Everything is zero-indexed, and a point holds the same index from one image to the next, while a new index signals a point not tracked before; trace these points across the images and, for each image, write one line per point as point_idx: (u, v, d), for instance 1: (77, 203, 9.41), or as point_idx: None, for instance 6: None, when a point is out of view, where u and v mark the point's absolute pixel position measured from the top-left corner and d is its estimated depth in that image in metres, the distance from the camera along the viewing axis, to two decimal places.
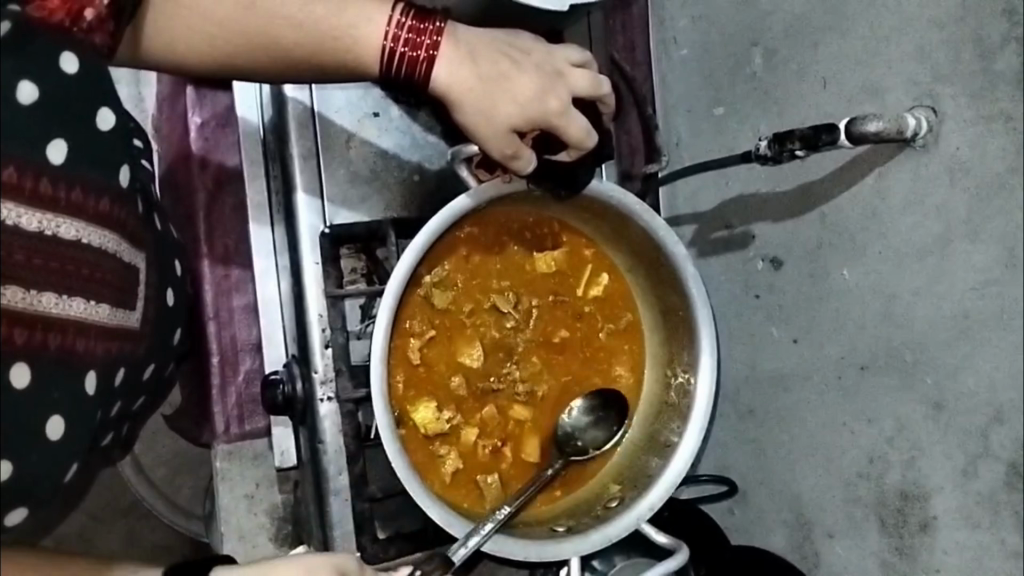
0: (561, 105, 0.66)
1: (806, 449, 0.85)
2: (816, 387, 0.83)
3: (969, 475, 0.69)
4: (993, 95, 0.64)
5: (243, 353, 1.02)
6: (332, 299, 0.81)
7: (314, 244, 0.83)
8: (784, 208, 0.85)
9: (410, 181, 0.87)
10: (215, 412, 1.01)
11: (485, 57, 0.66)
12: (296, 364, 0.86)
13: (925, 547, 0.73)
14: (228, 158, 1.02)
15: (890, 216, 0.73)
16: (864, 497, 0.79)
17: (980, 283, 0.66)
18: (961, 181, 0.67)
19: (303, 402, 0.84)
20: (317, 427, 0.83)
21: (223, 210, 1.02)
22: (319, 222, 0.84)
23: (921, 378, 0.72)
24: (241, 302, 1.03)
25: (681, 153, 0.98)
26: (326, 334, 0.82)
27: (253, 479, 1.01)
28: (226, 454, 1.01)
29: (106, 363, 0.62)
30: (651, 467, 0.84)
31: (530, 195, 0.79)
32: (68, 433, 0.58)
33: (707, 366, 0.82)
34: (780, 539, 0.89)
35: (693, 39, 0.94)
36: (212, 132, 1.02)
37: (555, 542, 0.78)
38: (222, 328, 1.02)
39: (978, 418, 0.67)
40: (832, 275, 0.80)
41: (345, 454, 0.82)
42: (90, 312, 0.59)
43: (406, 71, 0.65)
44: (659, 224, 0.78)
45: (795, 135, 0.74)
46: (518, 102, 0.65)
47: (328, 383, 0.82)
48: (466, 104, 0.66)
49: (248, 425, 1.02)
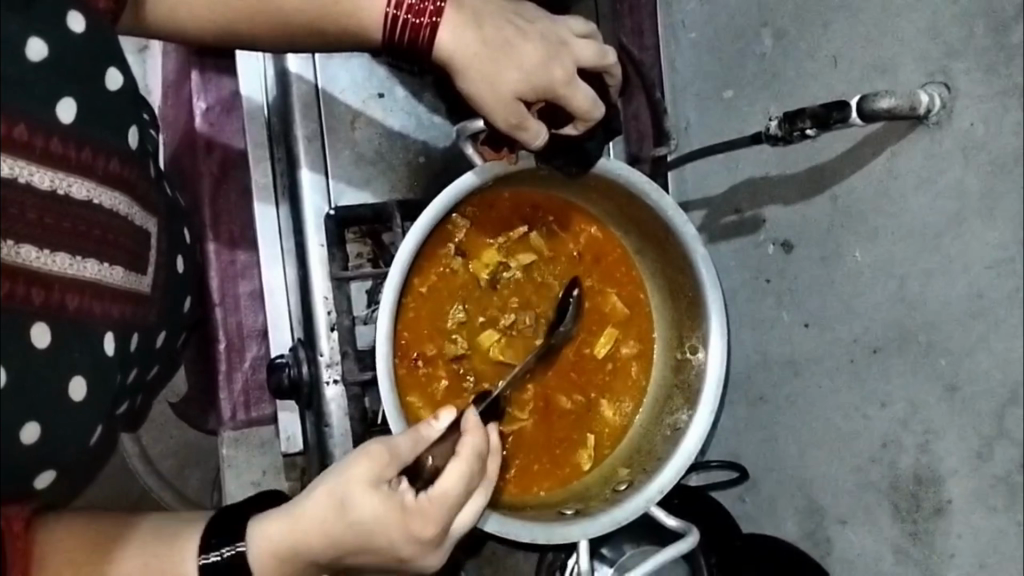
0: (567, 76, 0.66)
1: (819, 434, 0.84)
2: (828, 371, 0.82)
3: (984, 458, 0.67)
4: (1006, 70, 0.63)
5: (249, 338, 1.01)
6: (338, 281, 0.80)
7: (319, 226, 0.83)
8: (795, 190, 0.84)
9: (415, 162, 0.86)
10: (221, 399, 1.00)
11: (489, 23, 0.65)
12: (302, 348, 0.85)
13: (938, 532, 0.72)
14: (233, 143, 1.02)
15: (902, 195, 0.72)
16: (877, 483, 0.77)
17: (995, 261, 0.65)
18: (975, 157, 0.66)
19: (308, 385, 0.83)
20: (323, 410, 0.82)
21: (229, 195, 1.01)
22: (324, 204, 0.84)
23: (935, 360, 0.71)
24: (247, 288, 1.02)
25: (689, 137, 0.97)
26: (332, 317, 0.82)
27: (258, 467, 0.99)
28: (232, 441, 0.99)
29: (122, 325, 0.65)
30: (661, 450, 0.83)
31: (610, 190, 0.80)
32: (90, 395, 0.62)
33: (717, 348, 0.81)
34: (793, 527, 0.88)
35: (701, 22, 0.93)
36: (218, 116, 1.01)
37: (566, 524, 0.76)
38: (228, 314, 1.01)
39: (993, 400, 0.66)
40: (844, 256, 0.79)
41: (351, 438, 0.80)
42: (104, 274, 0.61)
43: (409, 36, 0.65)
44: (668, 202, 0.76)
45: (806, 113, 0.73)
46: (523, 71, 0.65)
47: (334, 366, 0.82)
48: (472, 73, 0.65)
49: (254, 412, 1.01)
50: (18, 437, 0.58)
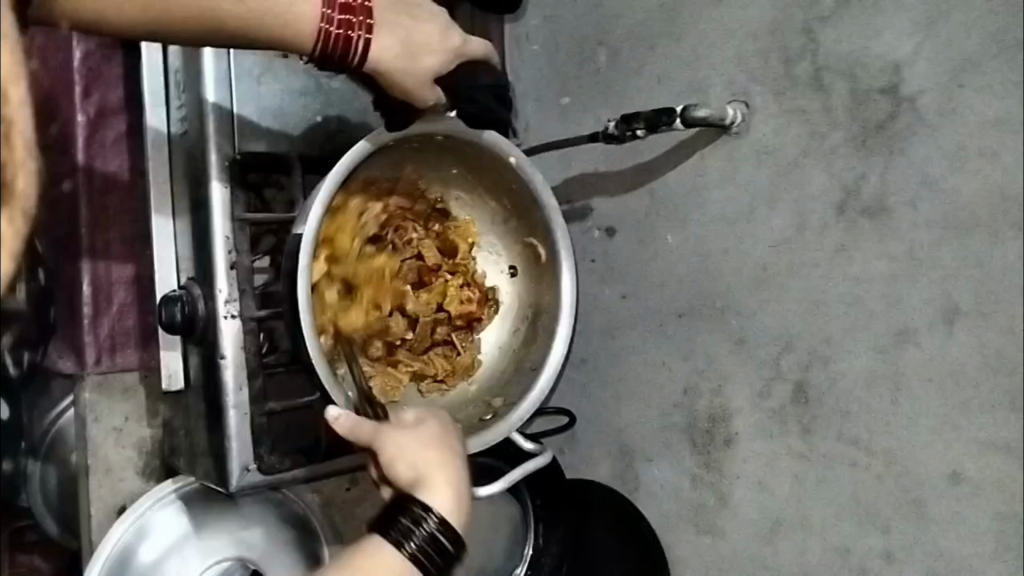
0: (463, 41, 0.75)
1: (631, 388, 0.99)
2: (641, 334, 0.98)
3: (764, 395, 0.86)
4: (792, 94, 0.82)
5: (117, 285, 0.96)
6: (239, 222, 0.80)
7: (218, 165, 0.80)
8: (619, 184, 0.99)
9: (313, 122, 0.86)
10: (85, 345, 0.94)
11: (401, 32, 0.71)
12: (197, 284, 0.81)
13: (726, 459, 0.90)
14: (113, 90, 0.96)
15: (708, 188, 0.90)
16: (679, 424, 0.94)
17: (778, 241, 0.84)
18: (765, 160, 0.85)
19: (204, 320, 0.79)
20: (216, 340, 0.78)
21: (104, 141, 0.96)
22: (225, 147, 0.82)
23: (728, 320, 0.88)
24: (119, 235, 0.96)
25: (526, 135, 1.10)
26: (231, 255, 0.79)
27: (111, 416, 0.96)
28: (96, 386, 0.95)
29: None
30: (514, 388, 0.85)
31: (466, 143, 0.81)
32: None
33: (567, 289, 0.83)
34: (604, 472, 1.03)
35: (544, 36, 1.07)
36: (95, 64, 0.95)
37: None
38: (96, 261, 0.95)
39: (773, 348, 0.85)
40: (658, 238, 0.95)
41: (245, 368, 0.78)
42: None
43: (342, 49, 0.70)
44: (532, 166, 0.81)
45: (640, 117, 0.88)
46: (434, 50, 0.73)
47: (232, 302, 0.78)
48: (399, 73, 0.72)
49: (120, 359, 0.96)
50: None
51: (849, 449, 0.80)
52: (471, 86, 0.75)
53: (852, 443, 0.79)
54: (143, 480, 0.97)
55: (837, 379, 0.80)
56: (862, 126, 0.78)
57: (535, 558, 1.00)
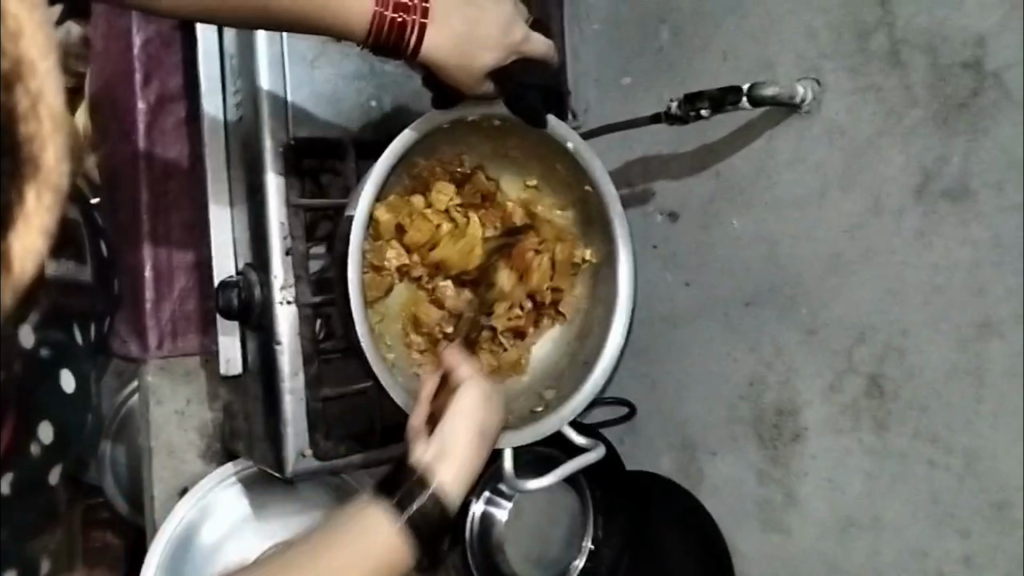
0: (523, 37, 0.72)
1: (694, 377, 0.96)
2: (705, 323, 0.95)
3: (835, 388, 0.82)
4: (867, 70, 0.78)
5: (178, 270, 0.97)
6: (293, 209, 0.79)
7: (274, 153, 0.79)
8: (682, 167, 0.96)
9: (368, 106, 0.86)
10: (147, 327, 0.96)
11: (459, 22, 0.68)
12: (254, 270, 0.81)
13: (794, 453, 0.86)
14: (171, 78, 0.97)
15: (776, 171, 0.86)
16: (744, 416, 0.91)
17: (851, 226, 0.80)
18: (838, 141, 0.80)
19: (260, 306, 0.79)
20: (272, 326, 0.78)
21: (165, 126, 0.97)
22: (280, 132, 0.81)
23: (797, 309, 0.85)
24: (180, 220, 0.97)
25: (588, 118, 1.08)
26: (287, 242, 0.79)
27: (185, 395, 0.98)
28: (158, 369, 0.96)
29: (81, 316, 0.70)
30: (571, 380, 0.83)
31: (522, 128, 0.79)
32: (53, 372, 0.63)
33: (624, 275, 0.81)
34: (667, 462, 1.01)
35: (605, 15, 1.04)
36: (156, 50, 0.96)
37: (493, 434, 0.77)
38: (158, 246, 0.96)
39: (845, 339, 0.81)
40: (724, 223, 0.92)
41: (302, 354, 0.79)
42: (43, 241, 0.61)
43: (395, 36, 0.67)
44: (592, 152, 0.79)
45: (705, 96, 0.85)
46: (492, 45, 0.70)
47: (288, 289, 0.79)
48: (450, 65, 0.69)
49: (181, 342, 0.97)
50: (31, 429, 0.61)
51: (926, 447, 0.75)
52: (523, 87, 0.73)
53: (929, 441, 0.75)
54: (210, 460, 0.99)
55: (914, 373, 0.76)
56: (942, 103, 0.73)
57: (595, 550, 0.97)
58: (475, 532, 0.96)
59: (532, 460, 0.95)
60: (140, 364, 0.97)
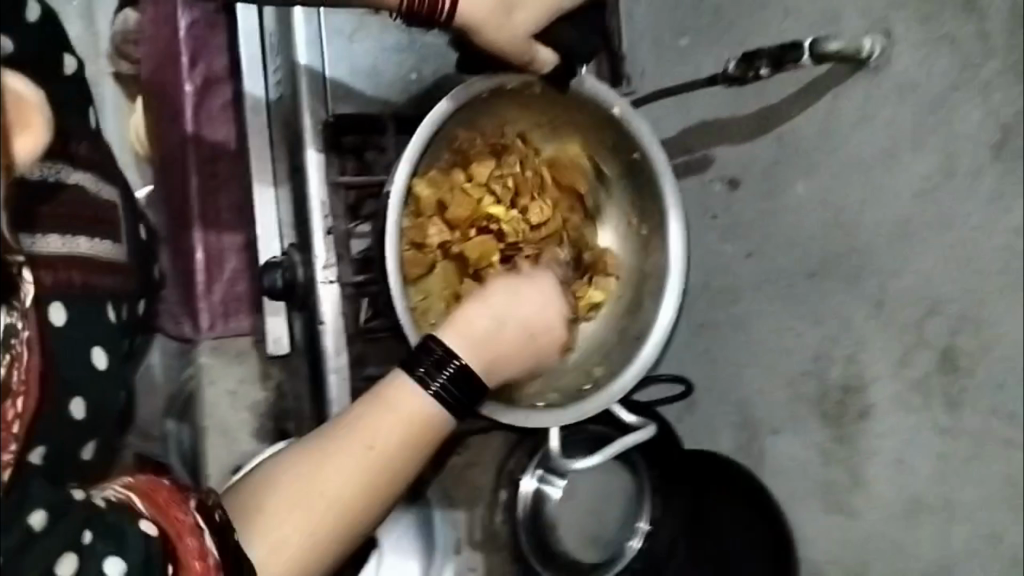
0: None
1: (757, 352, 0.92)
2: (767, 295, 0.91)
3: (906, 363, 0.77)
4: (940, 20, 0.72)
5: (229, 253, 1.00)
6: (334, 187, 0.80)
7: (314, 132, 0.80)
8: (741, 132, 0.92)
9: (409, 79, 0.87)
10: (201, 309, 1.00)
11: None
12: (297, 251, 0.83)
13: (861, 432, 0.82)
14: (216, 59, 0.99)
15: (840, 132, 0.81)
16: (809, 392, 0.87)
17: (922, 190, 0.74)
18: (908, 99, 0.75)
19: (303, 286, 0.81)
20: (316, 307, 0.80)
21: (212, 108, 0.99)
22: (320, 110, 0.81)
23: (865, 279, 0.80)
24: (228, 202, 1.00)
25: (644, 82, 1.04)
26: (328, 221, 0.80)
27: (237, 376, 1.01)
28: (212, 350, 1.01)
29: (116, 294, 0.65)
30: (621, 356, 0.82)
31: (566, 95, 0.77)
32: (106, 364, 0.63)
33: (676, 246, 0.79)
34: (728, 440, 0.97)
35: None
36: (202, 31, 0.98)
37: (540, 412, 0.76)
38: (209, 229, 0.99)
39: (916, 310, 0.76)
40: (785, 189, 0.87)
41: (344, 334, 0.80)
42: (76, 245, 0.62)
43: (427, 6, 0.64)
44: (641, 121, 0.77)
45: (764, 53, 0.80)
46: (529, 6, 0.67)
47: (331, 268, 0.80)
48: (490, 32, 0.66)
49: (233, 323, 1.01)
50: (68, 413, 0.58)
51: (1004, 426, 0.70)
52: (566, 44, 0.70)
53: (1007, 420, 0.70)
54: (269, 436, 1.00)
55: (992, 347, 0.70)
56: (1022, 54, 0.66)
57: (652, 531, 0.95)
58: (528, 512, 0.94)
59: (585, 440, 0.93)
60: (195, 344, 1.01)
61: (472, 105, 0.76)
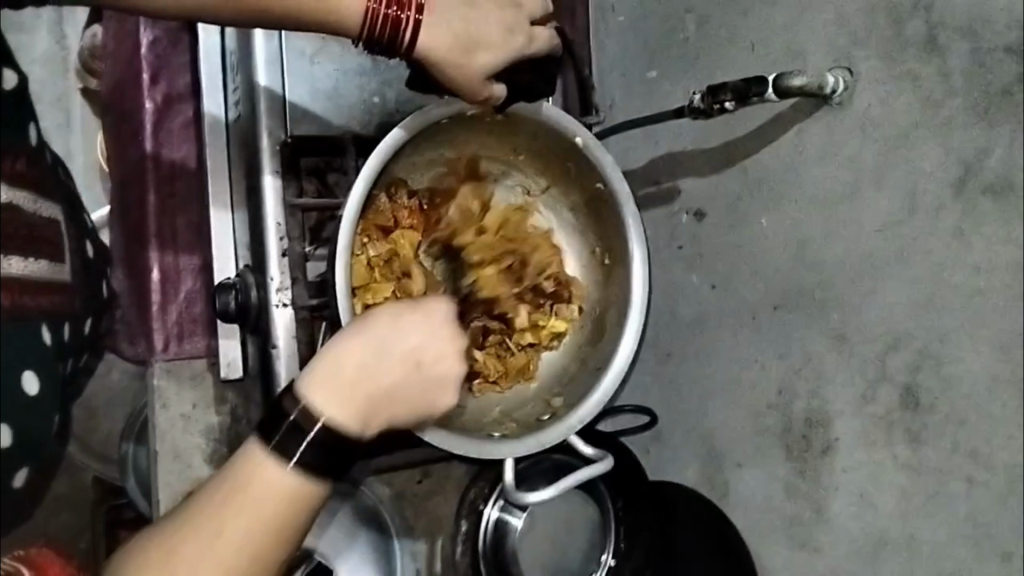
0: (527, 38, 0.68)
1: (722, 385, 0.92)
2: (732, 327, 0.90)
3: (867, 399, 0.77)
4: (902, 57, 0.72)
5: (185, 273, 0.99)
6: (291, 209, 0.80)
7: (272, 154, 0.80)
8: (709, 164, 0.91)
9: (370, 102, 0.86)
10: (154, 330, 0.98)
11: (457, 15, 0.65)
12: (251, 273, 0.82)
13: (825, 468, 0.81)
14: (178, 76, 0.99)
15: (804, 166, 0.81)
16: (773, 426, 0.86)
17: (884, 225, 0.74)
18: (871, 134, 0.75)
19: (257, 309, 0.81)
20: (269, 330, 0.80)
21: (172, 126, 0.99)
22: (279, 132, 0.81)
23: (828, 314, 0.79)
24: (185, 221, 0.99)
25: (614, 113, 1.04)
26: (283, 244, 0.80)
27: (190, 400, 0.98)
28: (164, 372, 0.98)
29: (53, 315, 0.63)
30: (582, 386, 0.81)
31: (529, 124, 0.78)
32: (42, 390, 0.60)
33: (639, 277, 0.79)
34: (693, 474, 0.96)
35: (630, 7, 1.00)
36: (164, 49, 0.99)
37: (493, 442, 0.75)
38: (165, 248, 0.99)
39: (878, 346, 0.75)
40: (751, 222, 0.87)
41: (298, 359, 0.80)
42: (28, 268, 0.60)
43: (389, 32, 0.64)
44: (607, 156, 0.76)
45: (728, 87, 0.80)
46: (493, 48, 0.66)
47: (285, 291, 0.80)
48: (448, 67, 0.65)
49: (188, 344, 0.99)
50: None
51: (965, 463, 0.69)
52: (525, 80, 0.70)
53: (968, 457, 0.69)
54: (225, 462, 0.99)
55: (953, 384, 0.70)
56: (983, 91, 0.66)
57: (617, 565, 0.92)
58: (489, 542, 0.92)
59: (548, 469, 0.91)
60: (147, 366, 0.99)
61: (432, 132, 0.76)
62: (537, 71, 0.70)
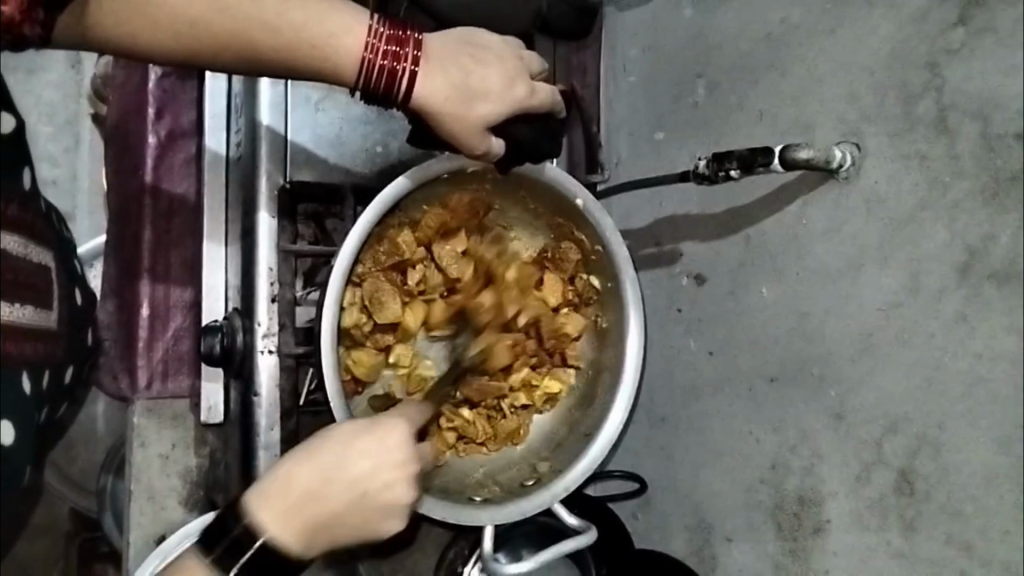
0: (527, 91, 0.67)
1: (715, 454, 0.90)
2: (727, 397, 0.89)
3: (862, 481, 0.74)
4: (910, 136, 0.71)
5: (174, 310, 0.98)
6: (284, 253, 0.79)
7: (269, 198, 0.80)
8: (712, 229, 0.90)
9: (373, 151, 0.87)
10: (139, 366, 0.97)
11: (455, 66, 0.65)
12: (239, 317, 0.81)
13: (816, 549, 0.79)
14: (184, 113, 1.00)
15: (808, 239, 0.80)
16: (763, 501, 0.83)
17: (886, 304, 0.73)
18: (876, 212, 0.73)
19: (241, 354, 0.80)
20: (252, 378, 0.79)
21: (173, 162, 0.99)
22: (279, 176, 0.81)
23: (826, 391, 0.78)
24: (179, 257, 0.98)
25: (620, 171, 1.04)
26: (274, 289, 0.79)
27: (169, 441, 0.98)
28: (145, 411, 0.97)
29: (36, 363, 0.61)
30: (570, 452, 0.80)
31: (532, 187, 0.78)
32: (18, 441, 0.58)
33: (633, 346, 0.78)
34: (681, 544, 0.94)
35: (642, 68, 1.00)
36: (171, 85, 0.99)
37: (474, 508, 0.74)
38: (156, 283, 0.98)
39: (874, 428, 0.73)
40: (752, 291, 0.86)
41: (278, 408, 0.79)
42: (16, 314, 0.58)
43: (384, 83, 0.63)
44: (607, 223, 0.76)
45: (734, 156, 0.79)
46: (491, 98, 0.65)
47: (271, 337, 0.79)
48: (445, 117, 0.65)
49: (171, 383, 0.98)
50: None
51: (959, 556, 0.67)
52: (523, 134, 0.69)
53: (963, 550, 0.67)
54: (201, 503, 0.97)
55: (950, 473, 0.68)
56: (991, 177, 0.65)
57: None
58: None
59: (531, 531, 0.89)
60: (129, 403, 0.98)
61: (432, 190, 0.77)
62: (537, 123, 0.70)
